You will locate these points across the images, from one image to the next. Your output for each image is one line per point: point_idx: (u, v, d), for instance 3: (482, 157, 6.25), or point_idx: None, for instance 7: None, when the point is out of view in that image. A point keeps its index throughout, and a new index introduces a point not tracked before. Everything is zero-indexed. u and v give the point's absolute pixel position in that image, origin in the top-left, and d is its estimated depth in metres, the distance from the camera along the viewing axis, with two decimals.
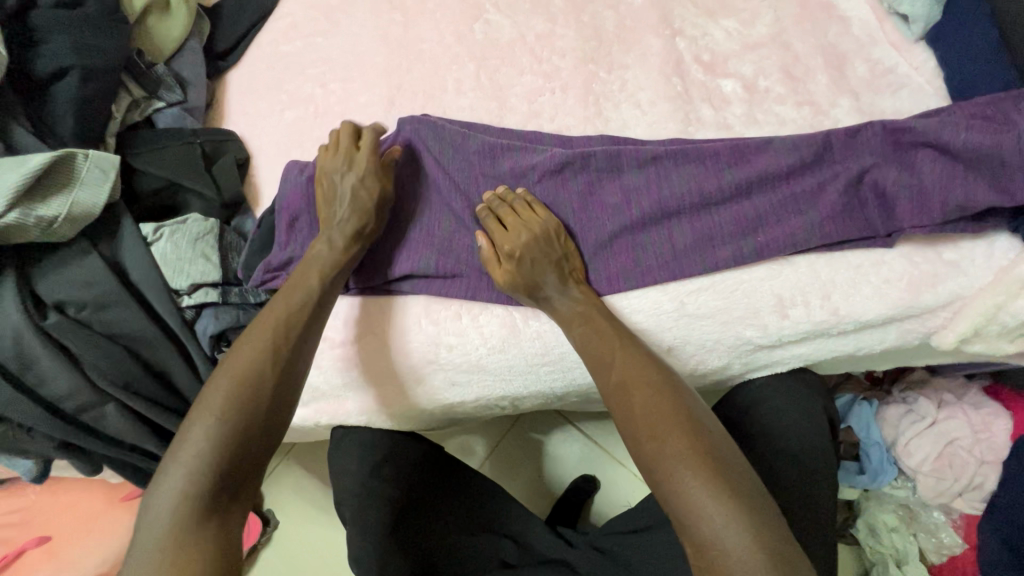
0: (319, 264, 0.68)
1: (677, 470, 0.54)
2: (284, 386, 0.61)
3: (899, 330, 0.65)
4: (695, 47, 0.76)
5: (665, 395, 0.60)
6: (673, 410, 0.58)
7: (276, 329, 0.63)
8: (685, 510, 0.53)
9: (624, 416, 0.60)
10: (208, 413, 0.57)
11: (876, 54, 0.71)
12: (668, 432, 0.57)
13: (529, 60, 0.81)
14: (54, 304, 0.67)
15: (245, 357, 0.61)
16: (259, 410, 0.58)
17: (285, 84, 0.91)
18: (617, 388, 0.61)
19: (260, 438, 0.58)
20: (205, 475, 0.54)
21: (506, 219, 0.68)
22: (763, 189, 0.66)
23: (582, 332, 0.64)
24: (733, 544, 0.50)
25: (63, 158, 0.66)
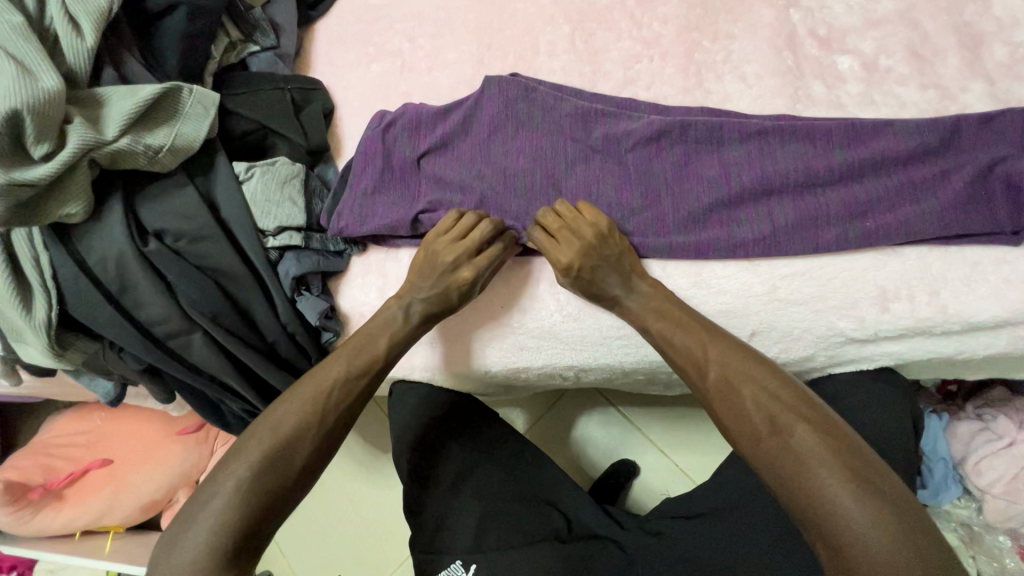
0: (393, 325, 0.69)
1: (809, 464, 0.51)
2: (327, 444, 0.62)
3: (1011, 335, 0.61)
4: (811, 20, 0.71)
5: (777, 388, 0.56)
6: (788, 401, 0.55)
7: (331, 391, 0.63)
8: (825, 513, 0.49)
9: (731, 413, 0.57)
10: (241, 470, 0.57)
11: (1017, 37, 0.65)
12: (790, 425, 0.53)
13: (628, 25, 0.78)
14: (154, 232, 0.70)
15: (328, 378, 0.64)
16: (294, 468, 0.59)
17: (373, 36, 0.91)
18: (720, 386, 0.58)
19: (287, 498, 0.58)
20: (232, 529, 0.54)
21: (553, 223, 0.67)
22: (878, 173, 0.62)
23: (662, 329, 0.63)
24: (869, 534, 0.47)
25: (170, 90, 0.67)
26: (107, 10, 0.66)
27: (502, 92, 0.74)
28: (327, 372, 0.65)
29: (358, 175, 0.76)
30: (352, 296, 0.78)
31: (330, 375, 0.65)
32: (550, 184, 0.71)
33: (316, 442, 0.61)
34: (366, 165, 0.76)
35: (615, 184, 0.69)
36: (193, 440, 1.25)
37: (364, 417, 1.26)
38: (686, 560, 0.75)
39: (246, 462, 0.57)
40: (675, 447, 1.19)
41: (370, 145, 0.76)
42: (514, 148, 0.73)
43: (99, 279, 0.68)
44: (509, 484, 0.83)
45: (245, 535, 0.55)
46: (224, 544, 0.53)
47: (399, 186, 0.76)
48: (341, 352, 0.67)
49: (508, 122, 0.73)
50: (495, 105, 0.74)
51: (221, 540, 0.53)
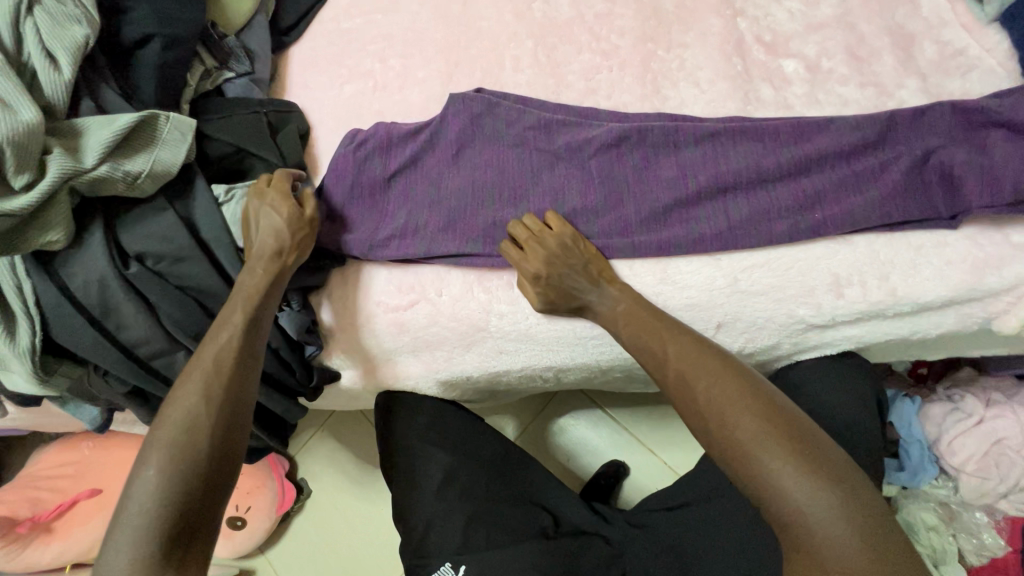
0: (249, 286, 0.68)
1: (754, 452, 0.53)
2: (235, 413, 0.61)
3: (958, 314, 0.65)
4: (757, 27, 0.76)
5: (726, 378, 0.58)
6: (735, 390, 0.57)
7: (217, 359, 0.62)
8: (770, 493, 0.52)
9: (687, 405, 0.59)
10: (148, 468, 0.55)
11: (945, 36, 0.70)
12: (737, 413, 0.55)
13: (587, 38, 0.82)
14: (135, 255, 0.71)
15: (212, 347, 0.63)
16: (204, 453, 0.57)
17: (346, 59, 0.94)
18: (676, 382, 0.60)
19: (214, 485, 0.57)
20: (160, 520, 0.53)
21: (522, 234, 0.70)
22: (824, 167, 0.66)
23: (631, 331, 0.65)
24: (811, 514, 0.50)
25: (148, 118, 0.70)
26: (83, 43, 0.68)
27: (467, 112, 0.77)
28: (210, 345, 0.63)
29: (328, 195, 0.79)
30: (334, 310, 0.80)
31: (210, 347, 0.63)
32: (518, 190, 0.74)
33: (216, 422, 0.59)
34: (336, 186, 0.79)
35: (580, 188, 0.72)
36: None
37: (355, 432, 1.27)
38: (673, 548, 0.79)
39: (156, 454, 0.56)
40: (662, 445, 1.21)
41: (343, 164, 0.78)
42: (482, 159, 0.76)
43: (81, 303, 0.69)
44: (497, 485, 0.85)
45: (174, 530, 0.54)
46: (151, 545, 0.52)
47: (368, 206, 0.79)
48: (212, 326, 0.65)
49: (476, 134, 0.77)
50: (459, 123, 0.77)
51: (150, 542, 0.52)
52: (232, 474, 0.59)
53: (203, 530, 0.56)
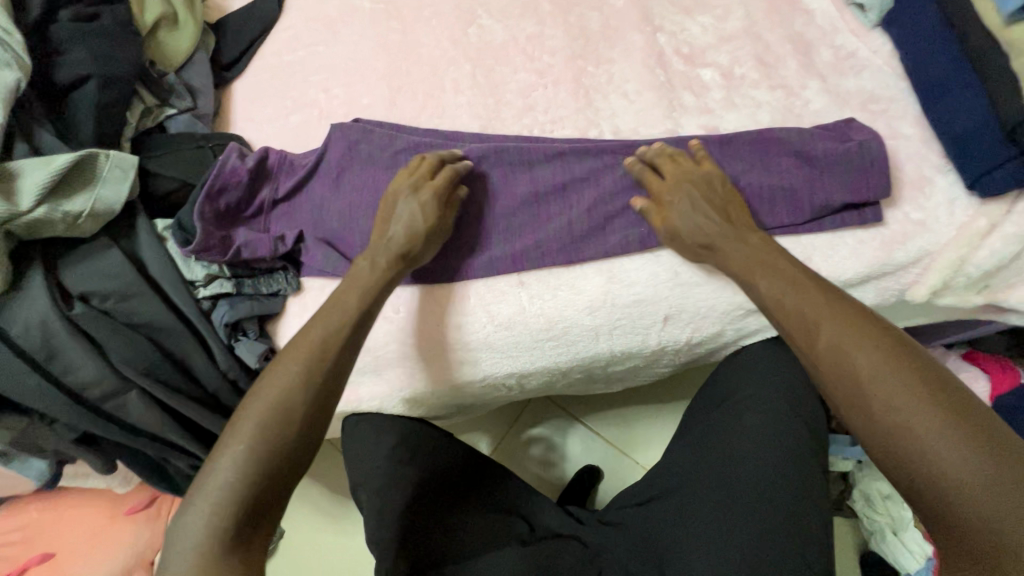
0: (360, 284, 0.67)
1: (917, 426, 0.50)
2: (320, 414, 0.60)
3: (878, 288, 0.70)
4: (675, 41, 0.82)
5: (875, 343, 0.55)
6: (887, 354, 0.54)
7: (323, 353, 0.61)
8: (928, 464, 0.49)
9: (828, 362, 0.56)
10: (236, 452, 0.55)
11: (838, 41, 0.77)
12: (884, 381, 0.53)
13: (522, 59, 0.87)
14: (78, 295, 0.70)
15: (315, 331, 0.63)
16: (290, 436, 0.57)
17: (290, 90, 0.96)
18: (806, 337, 0.58)
19: (280, 489, 0.56)
20: (225, 523, 0.53)
21: (666, 166, 0.71)
22: (755, 162, 0.71)
23: (760, 280, 0.63)
24: (986, 493, 0.47)
25: (87, 157, 0.69)
26: (15, 87, 0.68)
27: (399, 135, 0.82)
28: (305, 337, 0.62)
29: (207, 201, 0.76)
30: (292, 335, 0.79)
31: (311, 337, 0.62)
32: (467, 205, 0.78)
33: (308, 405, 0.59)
34: (221, 197, 0.78)
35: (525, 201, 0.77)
36: (145, 517, 1.19)
37: (325, 463, 1.25)
38: (646, 541, 0.80)
39: (235, 452, 0.55)
40: (633, 445, 1.24)
41: (233, 174, 0.78)
42: None
43: (24, 350, 0.67)
44: (467, 496, 0.85)
45: (248, 514, 0.54)
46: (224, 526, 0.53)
47: (243, 221, 0.81)
48: (314, 317, 0.65)
49: (431, 158, 0.79)
50: (396, 144, 0.81)
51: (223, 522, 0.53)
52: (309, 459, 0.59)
53: (268, 517, 0.55)
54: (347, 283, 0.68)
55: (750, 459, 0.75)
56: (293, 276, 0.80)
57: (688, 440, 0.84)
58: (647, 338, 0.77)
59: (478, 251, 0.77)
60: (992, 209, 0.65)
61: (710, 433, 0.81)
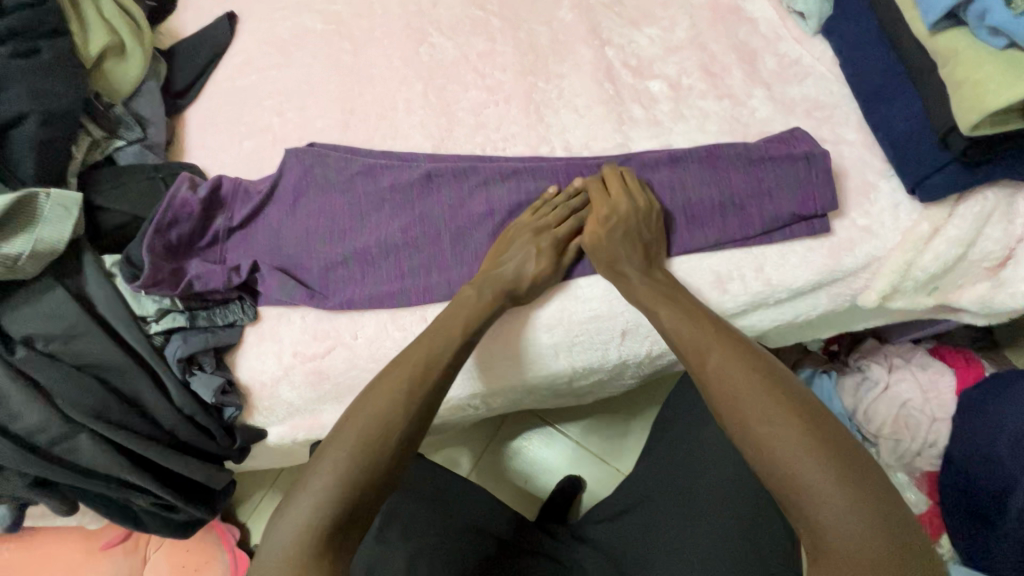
0: (472, 304, 0.67)
1: (793, 454, 0.49)
2: (421, 428, 0.59)
3: (829, 294, 0.70)
4: (623, 54, 0.82)
5: (764, 379, 0.54)
6: (771, 388, 0.53)
7: (434, 367, 0.62)
8: (802, 501, 0.48)
9: (714, 384, 0.56)
10: (340, 468, 0.54)
11: (782, 49, 0.78)
12: (768, 414, 0.52)
13: (472, 76, 0.86)
14: (22, 339, 0.69)
15: (426, 346, 0.64)
16: (384, 452, 0.56)
17: (243, 116, 0.95)
18: (694, 355, 0.59)
19: (372, 503, 0.55)
20: (320, 531, 0.52)
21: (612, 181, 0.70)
22: (703, 174, 0.70)
23: (669, 315, 0.63)
24: (848, 524, 0.46)
25: (25, 198, 0.68)
26: None
27: (354, 158, 0.80)
28: (426, 347, 0.64)
29: (157, 235, 0.74)
30: (250, 366, 0.79)
31: (422, 351, 0.63)
32: (421, 227, 0.76)
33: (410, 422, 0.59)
34: (171, 231, 0.76)
35: (480, 220, 0.76)
36: (121, 552, 1.17)
37: None
38: (612, 557, 0.80)
39: (334, 462, 0.55)
40: (614, 454, 1.23)
41: (183, 207, 0.76)
42: (390, 206, 0.78)
43: None
44: (434, 516, 0.82)
45: (338, 529, 0.52)
46: (321, 537, 0.51)
47: (197, 252, 0.78)
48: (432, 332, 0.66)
49: (385, 182, 0.78)
50: (352, 166, 0.79)
51: (319, 533, 0.52)
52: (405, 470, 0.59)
53: (358, 529, 0.54)
54: (455, 306, 0.68)
55: (712, 471, 0.75)
56: (250, 305, 0.79)
57: (657, 452, 0.82)
58: (607, 352, 0.76)
59: (435, 275, 0.76)
60: (934, 213, 0.66)
61: (676, 445, 0.81)
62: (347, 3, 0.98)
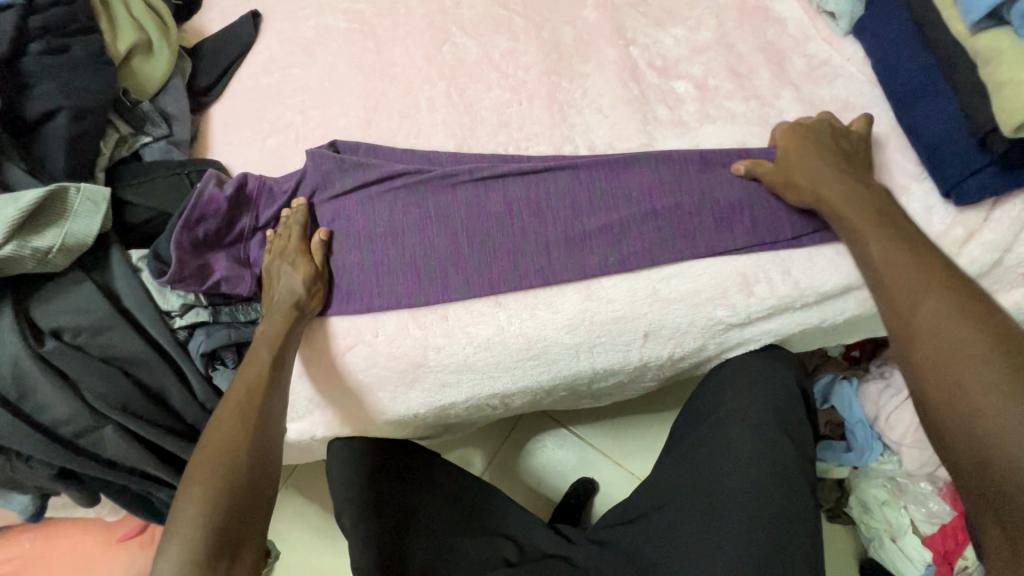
0: (270, 337, 0.69)
1: (982, 397, 0.51)
2: (259, 454, 0.60)
3: (858, 298, 0.70)
4: (648, 54, 0.82)
5: (980, 328, 0.55)
6: (1000, 342, 0.53)
7: (250, 395, 0.64)
8: (1002, 445, 0.49)
9: (922, 326, 0.57)
10: (193, 490, 0.56)
11: (811, 49, 0.77)
12: (958, 365, 0.54)
13: (496, 76, 0.86)
14: (50, 331, 0.69)
15: (257, 368, 0.66)
16: (242, 474, 0.58)
17: (267, 114, 0.95)
18: (899, 294, 0.60)
19: (240, 522, 0.56)
20: (200, 542, 0.53)
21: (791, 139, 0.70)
22: (722, 175, 0.72)
23: (880, 248, 0.62)
24: None
25: (56, 191, 0.69)
26: None
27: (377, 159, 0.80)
28: (247, 373, 0.66)
29: (185, 231, 0.74)
30: None
31: (247, 377, 0.66)
32: (443, 228, 0.76)
33: (252, 445, 0.60)
34: (199, 227, 0.76)
35: (502, 220, 0.75)
36: (138, 544, 1.18)
37: (317, 483, 1.23)
38: (630, 560, 0.78)
39: (203, 477, 0.57)
40: (629, 456, 1.22)
41: (210, 204, 0.76)
42: (416, 203, 0.77)
43: None
44: (450, 515, 0.84)
45: (222, 543, 0.54)
46: (195, 560, 0.52)
47: (223, 248, 0.78)
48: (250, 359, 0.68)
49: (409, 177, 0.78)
50: (370, 172, 0.79)
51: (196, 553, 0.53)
52: (269, 490, 0.60)
53: (249, 544, 0.56)
54: (257, 339, 0.70)
55: (735, 475, 0.74)
56: None
57: (675, 456, 0.83)
58: (629, 354, 0.76)
59: (457, 274, 0.75)
60: (969, 218, 0.64)
61: (701, 449, 0.80)
62: (370, 2, 0.99)
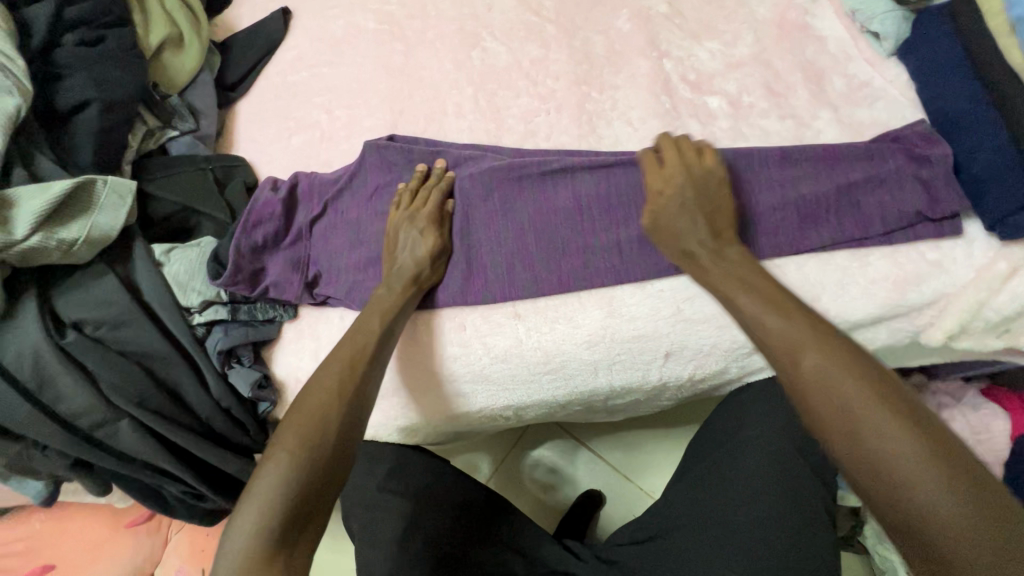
0: (383, 307, 0.69)
1: (909, 460, 0.43)
2: (352, 430, 0.59)
3: (889, 329, 0.67)
4: (682, 68, 0.80)
5: (844, 361, 0.49)
6: (877, 390, 0.47)
7: (352, 368, 0.63)
8: (924, 517, 0.42)
9: (788, 380, 0.51)
10: (281, 449, 0.55)
11: (851, 70, 0.75)
12: (869, 420, 0.46)
13: (525, 83, 0.85)
14: (72, 323, 0.70)
15: (362, 341, 0.66)
16: (331, 446, 0.57)
17: (293, 111, 0.95)
18: (782, 332, 0.53)
19: (319, 496, 0.55)
20: (278, 508, 0.52)
21: (667, 152, 0.68)
22: (769, 187, 0.68)
23: (752, 297, 0.57)
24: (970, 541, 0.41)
25: (84, 183, 0.69)
26: (15, 113, 0.68)
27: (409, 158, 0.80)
28: (354, 345, 0.66)
29: (244, 233, 0.76)
30: (287, 361, 0.78)
31: (351, 348, 0.65)
32: (478, 230, 0.76)
33: (346, 417, 0.60)
34: (257, 229, 0.78)
35: (529, 226, 0.75)
36: (145, 531, 1.19)
37: None
38: None
39: (290, 440, 0.56)
40: (638, 471, 1.20)
41: (266, 208, 0.79)
42: (448, 206, 0.77)
43: (17, 379, 0.67)
44: (459, 527, 0.82)
45: (296, 516, 0.53)
46: (269, 527, 0.51)
47: (280, 250, 0.79)
48: (353, 328, 0.68)
49: (447, 178, 0.78)
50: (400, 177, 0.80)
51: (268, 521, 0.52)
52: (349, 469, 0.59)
53: (318, 523, 0.54)
54: (370, 307, 0.70)
55: (748, 504, 0.72)
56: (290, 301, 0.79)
57: (687, 482, 0.81)
58: (648, 374, 0.74)
59: (477, 281, 0.75)
60: (1013, 252, 0.62)
61: (704, 472, 0.80)
62: (401, 4, 0.98)
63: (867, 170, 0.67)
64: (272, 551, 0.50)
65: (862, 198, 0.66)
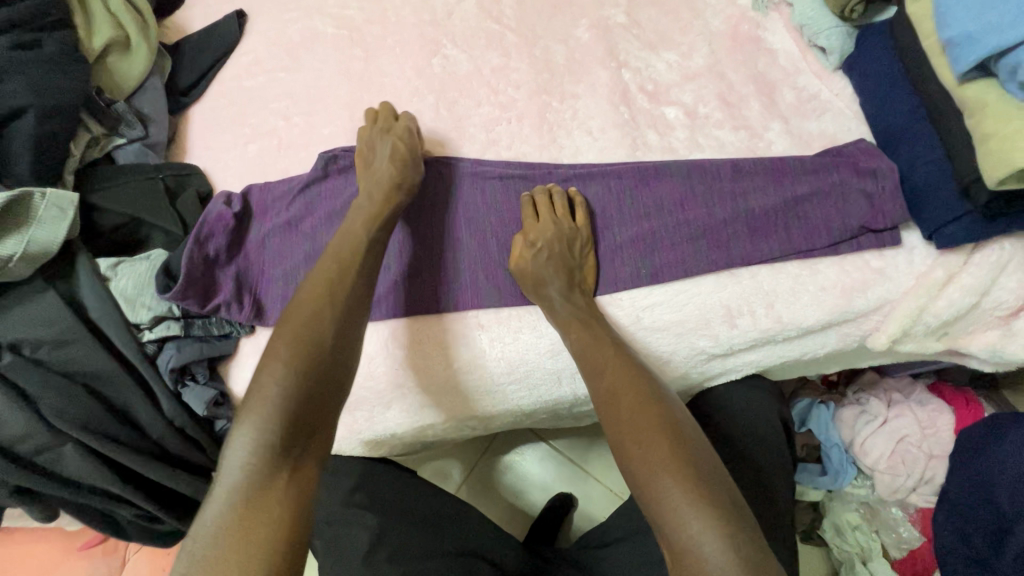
0: (365, 218, 0.70)
1: (644, 469, 0.55)
2: (342, 339, 0.63)
3: (838, 334, 0.70)
4: (640, 78, 0.81)
5: (647, 428, 0.58)
6: (669, 425, 0.58)
7: (338, 284, 0.65)
8: (678, 527, 0.52)
9: (611, 416, 0.61)
10: (276, 366, 0.58)
11: (800, 82, 0.78)
12: (640, 449, 0.57)
13: (485, 91, 0.85)
14: (8, 345, 0.67)
15: (331, 255, 0.67)
16: (324, 356, 0.60)
17: (249, 118, 0.93)
18: (588, 366, 0.64)
19: (319, 408, 0.59)
20: (281, 420, 0.56)
21: (542, 207, 0.72)
22: (721, 199, 0.70)
23: (579, 336, 0.66)
24: (705, 543, 0.50)
25: (19, 197, 0.65)
26: None
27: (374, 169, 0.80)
28: (349, 258, 0.67)
29: (196, 248, 0.73)
30: (244, 378, 0.76)
31: (332, 259, 0.67)
32: (442, 241, 0.76)
33: (334, 329, 0.62)
34: (206, 246, 0.75)
35: (491, 237, 0.76)
36: (100, 553, 1.13)
37: None
38: None
39: (279, 361, 0.59)
40: (606, 472, 1.22)
41: (218, 222, 0.76)
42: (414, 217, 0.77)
43: None
44: (425, 538, 0.80)
45: (293, 430, 0.56)
46: (273, 436, 0.55)
47: (231, 267, 0.77)
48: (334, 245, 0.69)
49: None
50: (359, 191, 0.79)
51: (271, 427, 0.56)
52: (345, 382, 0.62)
53: (320, 434, 0.59)
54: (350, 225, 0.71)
55: None
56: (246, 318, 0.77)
57: None
58: None
59: (441, 292, 0.74)
60: (949, 261, 0.65)
61: None
62: (360, 8, 0.97)
63: (815, 183, 0.69)
64: (276, 462, 0.54)
65: (809, 210, 0.68)
